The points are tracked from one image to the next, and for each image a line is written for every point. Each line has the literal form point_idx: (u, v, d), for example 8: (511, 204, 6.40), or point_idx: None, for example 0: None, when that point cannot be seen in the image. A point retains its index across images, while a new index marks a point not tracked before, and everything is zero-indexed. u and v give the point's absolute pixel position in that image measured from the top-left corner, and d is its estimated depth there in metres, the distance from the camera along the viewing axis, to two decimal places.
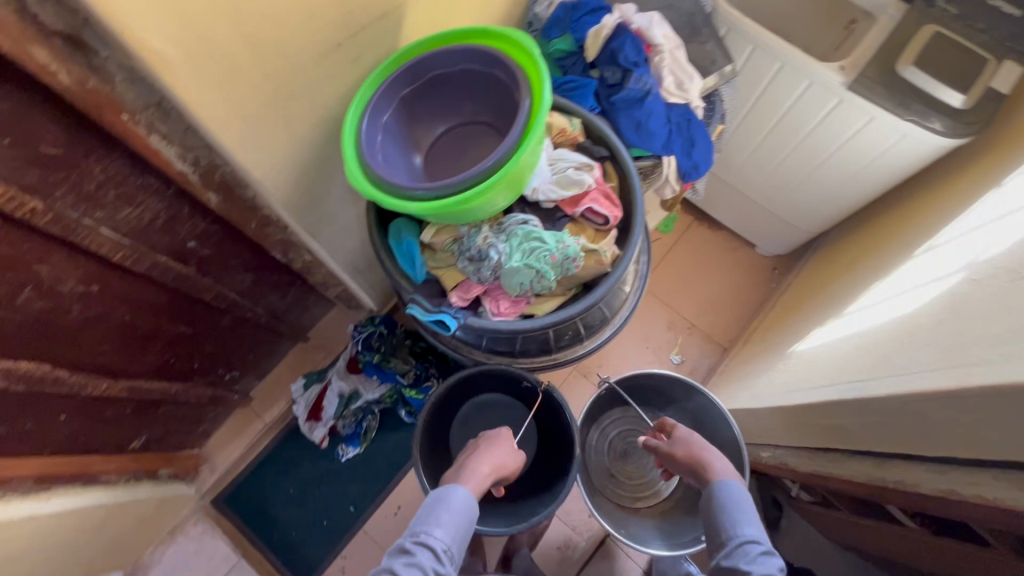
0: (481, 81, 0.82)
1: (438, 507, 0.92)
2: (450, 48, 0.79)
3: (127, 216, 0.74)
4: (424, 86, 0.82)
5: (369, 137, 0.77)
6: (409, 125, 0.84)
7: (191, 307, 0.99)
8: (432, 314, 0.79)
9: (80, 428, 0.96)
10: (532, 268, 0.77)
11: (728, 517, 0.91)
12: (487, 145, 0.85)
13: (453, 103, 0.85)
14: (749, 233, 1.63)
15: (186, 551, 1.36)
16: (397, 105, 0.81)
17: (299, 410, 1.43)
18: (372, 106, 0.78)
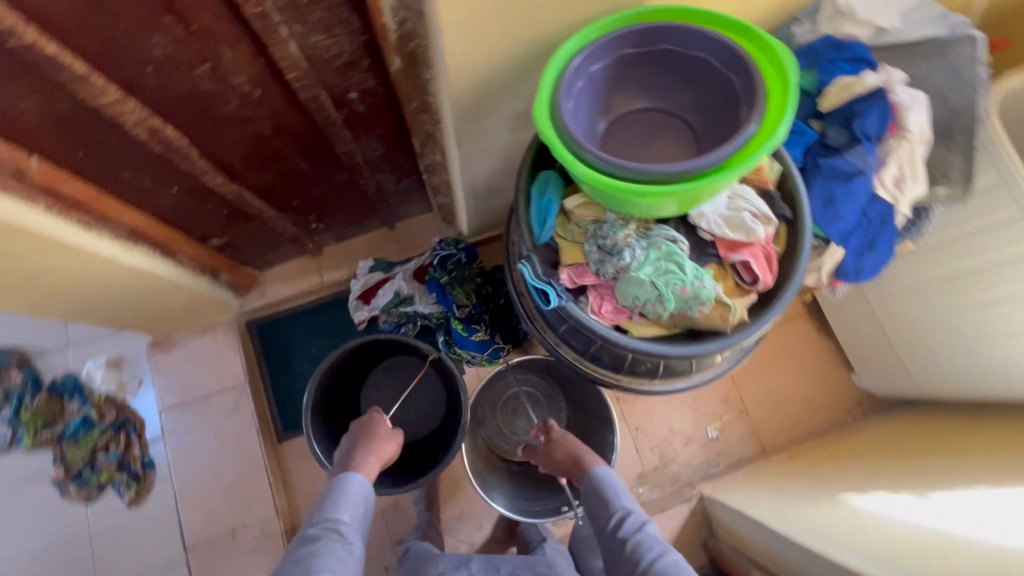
0: (710, 79, 0.73)
1: (336, 494, 0.94)
2: (700, 31, 0.70)
3: (317, 43, 0.73)
4: (649, 56, 0.74)
5: (571, 80, 0.71)
6: (613, 87, 0.77)
7: (320, 150, 0.99)
8: (539, 282, 0.75)
9: (181, 206, 1.00)
10: (656, 290, 0.71)
11: (608, 493, 1.08)
12: (677, 146, 0.78)
13: (666, 87, 0.77)
14: (856, 357, 1.48)
15: (208, 350, 1.45)
16: (614, 62, 0.74)
17: (355, 286, 1.46)
18: (591, 50, 0.71)
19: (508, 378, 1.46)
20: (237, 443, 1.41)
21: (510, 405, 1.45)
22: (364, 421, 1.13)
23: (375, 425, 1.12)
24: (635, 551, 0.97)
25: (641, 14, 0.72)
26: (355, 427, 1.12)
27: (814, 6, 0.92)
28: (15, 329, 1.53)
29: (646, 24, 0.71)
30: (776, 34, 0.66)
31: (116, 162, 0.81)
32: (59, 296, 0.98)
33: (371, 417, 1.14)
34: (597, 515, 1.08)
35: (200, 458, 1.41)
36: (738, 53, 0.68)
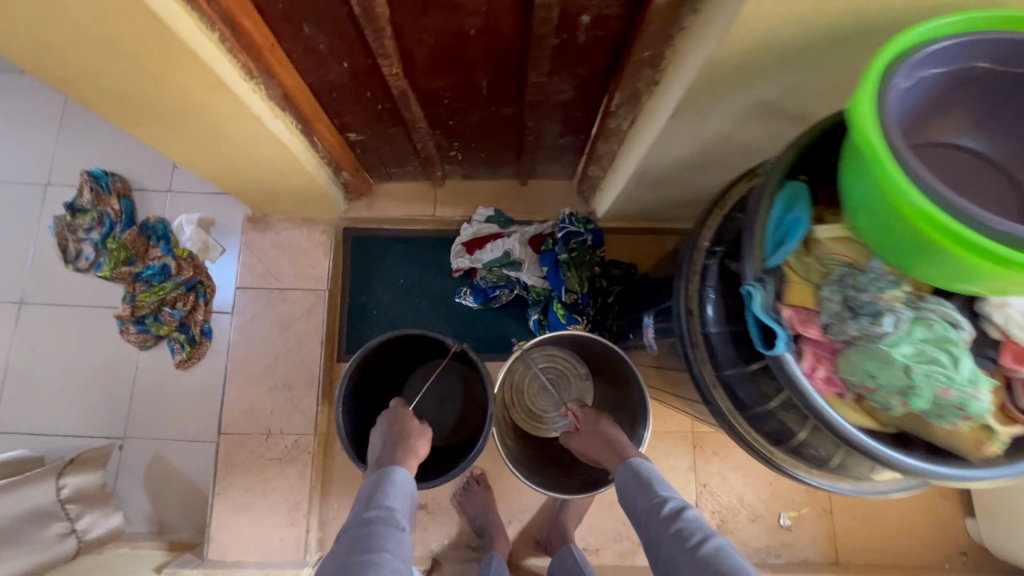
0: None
1: (386, 484, 0.89)
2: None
3: None
4: (1003, 78, 0.55)
5: (909, 79, 0.52)
6: (939, 107, 0.57)
7: (510, 72, 0.85)
8: (768, 317, 0.58)
9: (342, 86, 0.89)
10: (906, 378, 0.54)
11: (651, 484, 0.91)
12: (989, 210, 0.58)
13: (1003, 132, 0.58)
14: (985, 504, 1.26)
15: (298, 243, 1.37)
16: (957, 73, 0.55)
17: (465, 231, 1.35)
18: (955, 44, 0.52)
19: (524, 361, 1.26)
20: (298, 346, 1.33)
21: (529, 389, 1.28)
22: (394, 417, 1.05)
23: (408, 421, 1.04)
24: (682, 539, 0.80)
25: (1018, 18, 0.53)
26: (386, 422, 1.04)
27: None
28: (127, 156, 1.50)
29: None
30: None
31: (306, 13, 0.70)
32: (191, 138, 0.89)
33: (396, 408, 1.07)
34: (634, 511, 0.90)
35: (256, 348, 1.34)
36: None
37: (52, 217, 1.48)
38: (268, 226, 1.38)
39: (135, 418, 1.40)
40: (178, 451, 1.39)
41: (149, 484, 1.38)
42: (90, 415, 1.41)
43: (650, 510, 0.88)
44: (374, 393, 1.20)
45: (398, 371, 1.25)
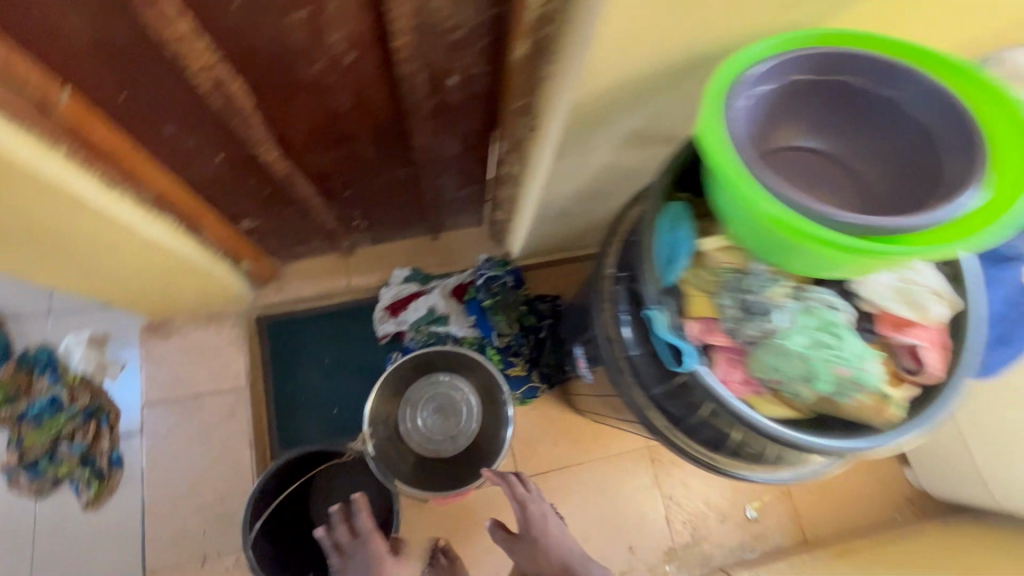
0: (891, 119, 0.61)
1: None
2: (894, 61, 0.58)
3: (439, 9, 0.60)
4: (824, 87, 0.61)
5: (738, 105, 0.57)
6: (782, 116, 0.63)
7: (394, 137, 0.85)
8: (674, 334, 0.62)
9: (220, 178, 0.85)
10: (805, 366, 0.58)
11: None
12: (844, 200, 0.63)
13: (844, 130, 0.64)
14: (917, 451, 1.37)
15: (207, 343, 1.27)
16: (783, 87, 0.61)
17: (385, 295, 1.32)
18: (772, 62, 0.59)
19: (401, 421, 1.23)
20: (225, 453, 1.22)
21: (422, 435, 1.23)
22: (360, 541, 0.96)
23: (373, 547, 0.95)
24: None
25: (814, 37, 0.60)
26: (359, 551, 0.95)
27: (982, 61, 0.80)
28: None
29: (825, 49, 0.59)
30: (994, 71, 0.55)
31: (162, 114, 0.67)
32: (59, 262, 0.82)
33: (361, 520, 0.97)
34: None
35: (177, 466, 1.22)
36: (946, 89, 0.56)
37: None
38: (170, 330, 1.27)
39: None
40: None
41: None
42: None
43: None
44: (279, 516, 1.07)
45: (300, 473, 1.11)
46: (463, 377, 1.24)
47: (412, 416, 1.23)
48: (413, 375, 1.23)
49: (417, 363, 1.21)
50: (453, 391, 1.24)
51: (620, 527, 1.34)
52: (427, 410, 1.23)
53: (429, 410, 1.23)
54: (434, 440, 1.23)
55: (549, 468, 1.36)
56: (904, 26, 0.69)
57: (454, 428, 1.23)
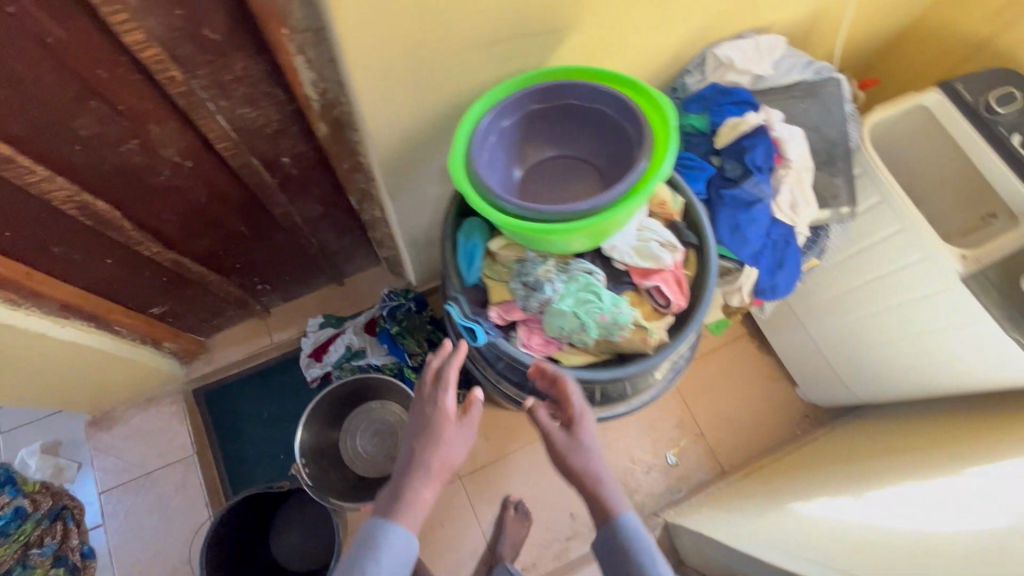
0: (606, 126, 0.80)
1: (373, 538, 0.73)
2: (594, 84, 0.77)
3: (245, 115, 0.77)
4: (555, 109, 0.81)
5: (483, 139, 0.76)
6: (524, 138, 0.83)
7: (257, 211, 1.02)
8: (466, 320, 0.81)
9: (116, 277, 1.00)
10: (578, 320, 0.77)
11: (637, 553, 0.68)
12: (585, 186, 0.84)
13: (573, 135, 0.83)
14: (798, 370, 1.58)
15: (151, 424, 1.39)
16: (517, 119, 0.80)
17: (306, 344, 1.46)
18: (500, 106, 0.77)
19: (344, 448, 1.38)
20: (185, 520, 1.33)
21: (365, 459, 1.38)
22: (427, 404, 0.82)
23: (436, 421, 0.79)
24: None
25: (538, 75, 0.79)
26: (417, 410, 0.83)
27: (700, 57, 1.01)
28: None
29: (546, 82, 0.77)
30: (655, 88, 0.75)
31: (45, 238, 0.82)
32: None
33: (451, 372, 0.83)
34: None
35: (138, 542, 1.32)
36: (628, 104, 0.76)
37: None
38: (114, 421, 1.39)
39: None
40: None
41: None
42: None
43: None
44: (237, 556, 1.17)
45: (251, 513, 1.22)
46: (391, 400, 1.39)
47: (354, 441, 1.39)
48: (346, 407, 1.39)
49: (344, 396, 1.37)
50: (385, 413, 1.40)
51: (560, 500, 1.48)
52: (366, 435, 1.39)
53: (367, 434, 1.38)
54: (377, 458, 1.39)
55: (486, 462, 1.50)
56: (617, 49, 0.90)
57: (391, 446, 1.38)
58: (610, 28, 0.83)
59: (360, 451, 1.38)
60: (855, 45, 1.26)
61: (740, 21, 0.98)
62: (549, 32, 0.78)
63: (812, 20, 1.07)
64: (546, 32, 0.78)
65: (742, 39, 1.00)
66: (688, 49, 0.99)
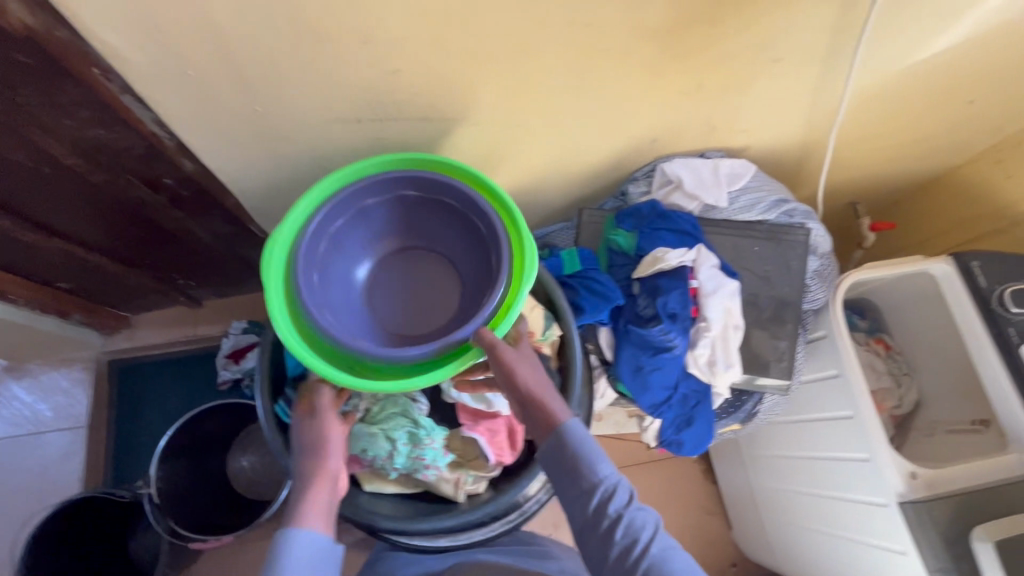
0: (478, 241, 0.71)
1: (288, 556, 0.57)
2: (474, 197, 0.67)
3: (97, 136, 0.72)
4: (432, 201, 0.71)
5: (325, 217, 0.67)
6: (392, 221, 0.73)
7: (151, 221, 0.97)
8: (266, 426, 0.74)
9: (4, 254, 0.98)
10: (388, 445, 0.68)
11: (579, 458, 0.63)
12: (443, 292, 0.74)
13: (445, 232, 0.73)
14: (733, 514, 1.40)
15: (59, 384, 1.40)
16: (381, 203, 0.70)
17: (225, 344, 1.39)
18: (355, 191, 0.67)
19: (229, 459, 1.31)
20: (60, 488, 1.34)
21: (246, 476, 1.31)
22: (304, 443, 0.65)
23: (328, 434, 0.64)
24: (618, 544, 0.60)
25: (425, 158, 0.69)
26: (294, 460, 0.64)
27: (651, 167, 0.90)
28: None
29: (425, 172, 0.67)
30: (529, 237, 0.66)
31: None
32: None
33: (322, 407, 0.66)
34: (558, 485, 0.65)
35: (7, 496, 1.33)
36: (499, 242, 0.66)
37: None
38: (26, 372, 1.41)
39: None
40: None
41: None
42: None
43: (577, 498, 0.63)
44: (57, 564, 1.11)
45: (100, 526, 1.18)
46: None
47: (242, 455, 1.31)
48: (238, 419, 1.30)
49: (233, 412, 1.27)
50: None
51: None
52: (254, 452, 1.31)
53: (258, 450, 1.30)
54: (258, 478, 1.30)
55: None
56: (536, 145, 0.78)
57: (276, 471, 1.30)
58: (515, 126, 0.73)
59: (245, 468, 1.30)
60: (874, 179, 1.07)
61: (698, 139, 0.85)
62: (429, 119, 0.68)
63: (799, 151, 0.91)
64: (425, 119, 0.67)
65: (700, 159, 0.87)
66: (633, 157, 0.87)
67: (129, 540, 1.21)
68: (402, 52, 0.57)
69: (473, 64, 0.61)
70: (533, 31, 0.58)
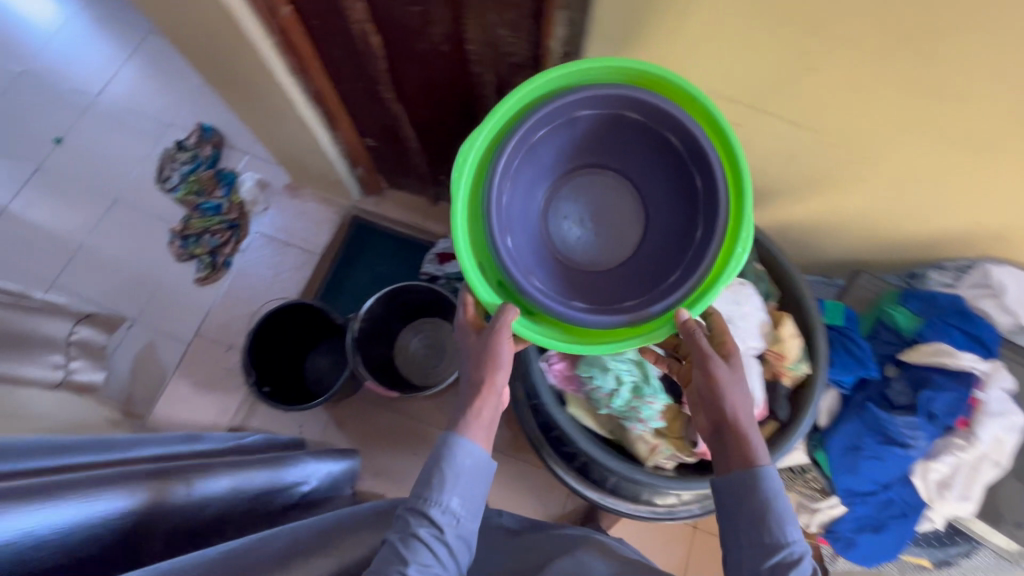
0: (683, 175, 0.78)
1: (445, 462, 0.69)
2: (704, 146, 0.72)
3: (501, 36, 0.86)
4: (644, 129, 0.77)
5: (517, 146, 0.76)
6: (597, 138, 0.81)
7: (470, 118, 1.14)
8: None
9: (358, 100, 1.21)
10: (616, 382, 0.78)
11: (769, 511, 0.63)
12: (625, 215, 0.86)
13: (652, 159, 0.81)
14: None
15: (314, 214, 1.70)
16: (588, 118, 0.77)
17: (441, 244, 1.55)
18: (566, 103, 0.74)
19: (402, 335, 1.49)
20: (282, 291, 1.65)
21: (410, 354, 1.49)
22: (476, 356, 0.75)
23: (495, 343, 0.74)
24: None
25: (654, 77, 0.73)
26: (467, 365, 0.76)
27: (969, 263, 0.83)
28: (233, 127, 2.03)
29: (654, 98, 0.72)
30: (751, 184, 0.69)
31: (332, 41, 1.04)
32: (248, 109, 1.27)
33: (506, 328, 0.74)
34: (730, 530, 0.65)
35: (252, 283, 1.66)
36: (713, 207, 0.73)
37: (164, 147, 2.03)
38: (297, 194, 1.73)
39: (150, 310, 1.79)
40: (166, 344, 1.74)
41: (134, 366, 1.72)
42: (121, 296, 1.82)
43: (752, 547, 0.62)
44: (271, 355, 1.36)
45: (305, 333, 1.42)
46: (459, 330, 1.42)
47: (414, 337, 1.49)
48: (426, 309, 1.47)
49: (428, 298, 1.44)
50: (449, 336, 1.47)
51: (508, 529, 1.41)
52: (422, 338, 1.48)
53: (430, 338, 1.48)
54: (417, 361, 1.48)
55: None
56: (868, 186, 0.78)
57: (435, 364, 1.47)
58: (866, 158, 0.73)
59: (411, 347, 1.49)
60: None
61: None
62: (795, 122, 0.71)
63: None
64: (792, 120, 0.70)
65: None
66: (956, 241, 0.81)
67: (313, 355, 1.44)
68: (842, 59, 0.61)
69: (895, 89, 0.63)
70: (985, 82, 0.59)
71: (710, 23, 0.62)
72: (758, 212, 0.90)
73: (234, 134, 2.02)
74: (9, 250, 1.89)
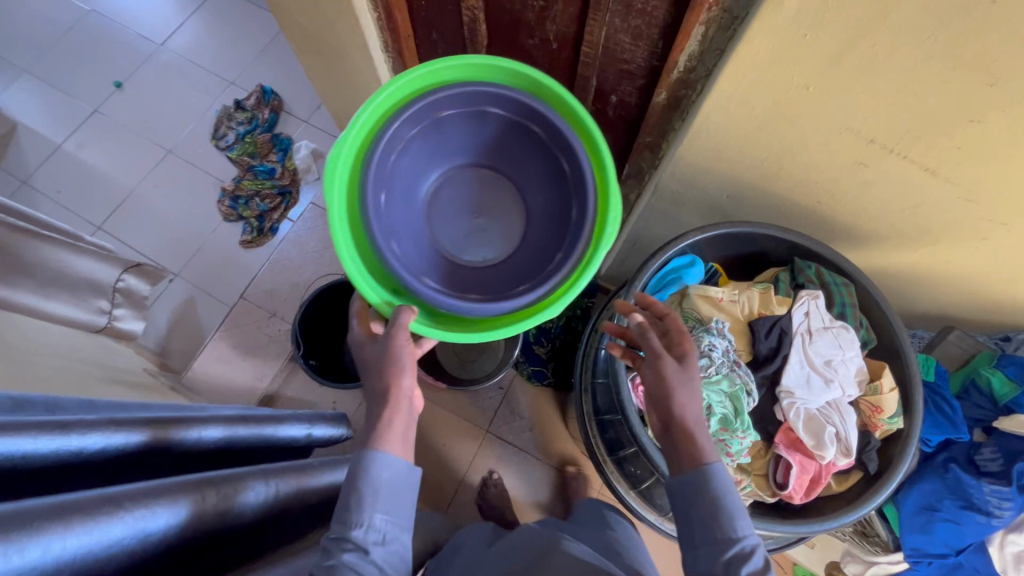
0: (550, 165, 0.85)
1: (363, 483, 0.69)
2: (564, 134, 0.80)
3: (620, 42, 0.84)
4: (513, 124, 0.84)
5: (391, 142, 0.79)
6: (465, 140, 0.88)
7: None
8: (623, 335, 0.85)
9: None
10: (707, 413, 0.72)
11: (724, 503, 0.61)
12: (500, 212, 0.92)
13: (520, 155, 0.88)
14: None
15: None
16: (459, 114, 0.83)
17: None
18: (437, 98, 0.79)
19: None
20: (330, 263, 1.64)
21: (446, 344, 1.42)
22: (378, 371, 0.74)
23: (394, 345, 0.74)
24: None
25: (529, 78, 0.80)
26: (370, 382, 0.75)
27: None
28: (295, 94, 2.02)
29: (526, 98, 0.79)
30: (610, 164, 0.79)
31: (434, 23, 1.02)
32: (330, 81, 1.25)
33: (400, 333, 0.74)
34: (687, 521, 0.63)
35: (301, 253, 1.66)
36: (582, 184, 0.80)
37: (222, 104, 2.01)
38: None
39: (194, 266, 1.79)
40: (208, 302, 1.74)
41: (173, 320, 1.72)
42: (167, 248, 1.82)
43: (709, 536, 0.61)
44: (318, 329, 1.35)
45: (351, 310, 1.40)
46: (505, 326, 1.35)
47: None
48: None
49: None
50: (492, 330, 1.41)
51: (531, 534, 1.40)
52: None
53: None
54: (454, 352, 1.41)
55: (514, 444, 1.46)
56: (988, 247, 0.75)
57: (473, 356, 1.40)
58: (998, 219, 0.70)
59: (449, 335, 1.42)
60: None
61: None
62: (932, 172, 0.68)
63: None
64: (929, 170, 0.68)
65: None
66: None
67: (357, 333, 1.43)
68: (1003, 120, 0.59)
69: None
70: None
71: (874, 62, 0.59)
72: (853, 254, 0.88)
73: (295, 101, 2.01)
74: (61, 188, 1.89)
